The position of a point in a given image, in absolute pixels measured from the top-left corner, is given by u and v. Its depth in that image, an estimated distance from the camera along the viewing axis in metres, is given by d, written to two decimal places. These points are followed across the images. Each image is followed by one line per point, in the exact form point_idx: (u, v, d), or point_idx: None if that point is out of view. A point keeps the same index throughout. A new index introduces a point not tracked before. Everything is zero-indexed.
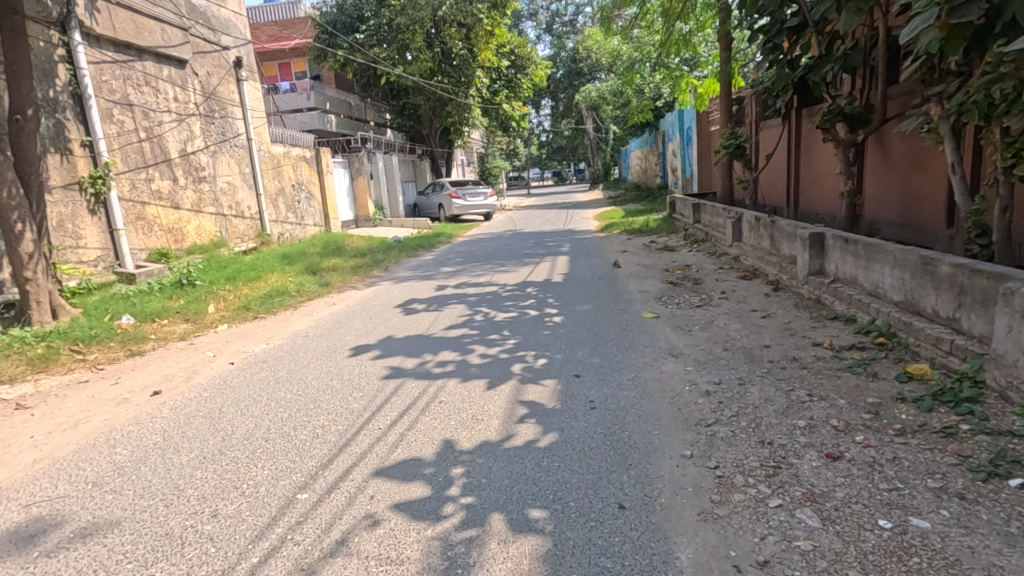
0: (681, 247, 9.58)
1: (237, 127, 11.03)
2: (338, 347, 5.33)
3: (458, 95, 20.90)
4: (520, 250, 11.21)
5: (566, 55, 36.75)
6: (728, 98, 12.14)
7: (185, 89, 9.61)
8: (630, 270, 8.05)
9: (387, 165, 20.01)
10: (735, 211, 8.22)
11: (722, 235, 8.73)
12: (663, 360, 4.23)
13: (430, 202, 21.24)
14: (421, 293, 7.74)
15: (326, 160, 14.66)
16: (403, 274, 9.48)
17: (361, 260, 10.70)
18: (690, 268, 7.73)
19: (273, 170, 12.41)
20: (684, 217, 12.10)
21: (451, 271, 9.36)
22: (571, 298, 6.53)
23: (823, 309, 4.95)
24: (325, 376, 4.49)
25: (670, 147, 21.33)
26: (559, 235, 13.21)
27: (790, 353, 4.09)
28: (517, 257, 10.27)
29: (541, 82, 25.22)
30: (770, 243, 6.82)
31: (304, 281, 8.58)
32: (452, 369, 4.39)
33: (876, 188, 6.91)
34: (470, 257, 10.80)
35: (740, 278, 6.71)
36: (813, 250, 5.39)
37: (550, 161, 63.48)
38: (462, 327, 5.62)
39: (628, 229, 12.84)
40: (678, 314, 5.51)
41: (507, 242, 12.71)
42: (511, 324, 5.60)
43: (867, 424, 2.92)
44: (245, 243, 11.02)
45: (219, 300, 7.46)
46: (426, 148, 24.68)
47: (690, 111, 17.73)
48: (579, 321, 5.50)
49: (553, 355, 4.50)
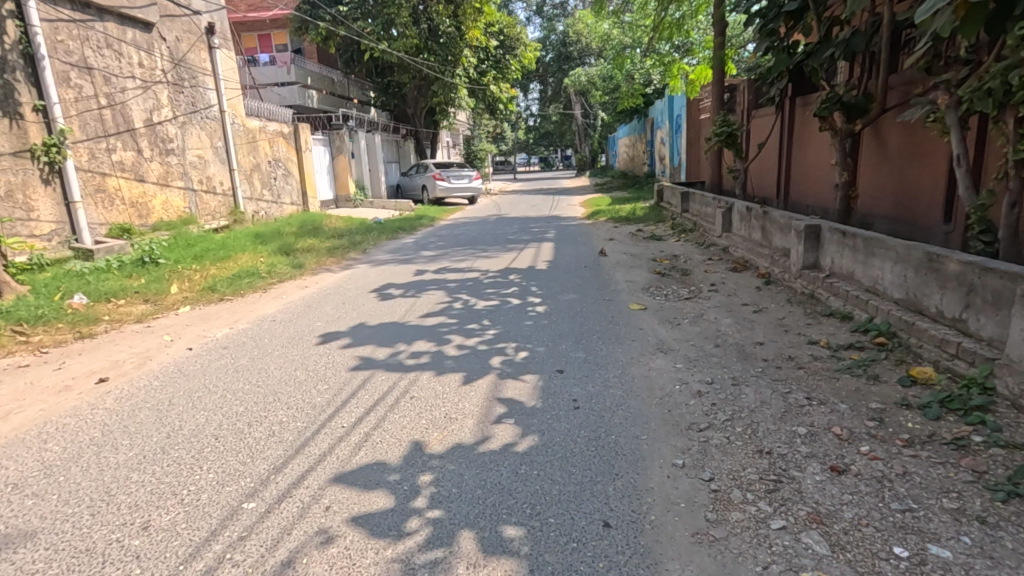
0: (668, 236, 9.36)
1: (209, 98, 10.48)
2: (306, 334, 4.98)
3: (444, 74, 20.35)
4: (504, 235, 10.91)
5: (556, 38, 36.17)
6: (720, 85, 11.86)
7: (152, 55, 9.05)
8: (617, 259, 7.80)
9: (370, 144, 19.47)
10: (725, 201, 7.99)
11: (711, 225, 8.50)
12: (651, 356, 3.98)
13: (413, 183, 20.76)
14: (399, 277, 7.40)
15: (305, 136, 14.13)
16: (381, 257, 9.12)
17: (338, 241, 10.30)
18: (678, 258, 7.49)
19: (248, 145, 11.86)
20: (671, 206, 11.88)
21: (432, 255, 9.02)
22: (555, 287, 6.26)
23: (817, 305, 4.74)
24: (289, 365, 4.17)
25: (658, 135, 21.07)
26: (545, 221, 12.89)
27: (785, 351, 3.86)
28: (501, 243, 9.95)
29: (529, 64, 24.69)
30: (761, 234, 6.60)
31: (276, 261, 8.17)
32: (426, 361, 4.10)
33: (870, 180, 6.71)
34: (452, 241, 10.45)
35: (730, 270, 6.49)
36: (808, 243, 5.17)
37: (537, 147, 62.93)
38: (440, 314, 5.32)
39: (615, 216, 12.57)
40: (667, 306, 5.27)
41: (491, 227, 12.39)
42: (491, 312, 5.31)
43: (873, 433, 2.69)
44: (217, 221, 10.53)
45: (184, 280, 7.05)
46: (411, 128, 24.10)
47: (680, 98, 17.46)
48: (564, 312, 5.23)
49: (534, 348, 4.22)
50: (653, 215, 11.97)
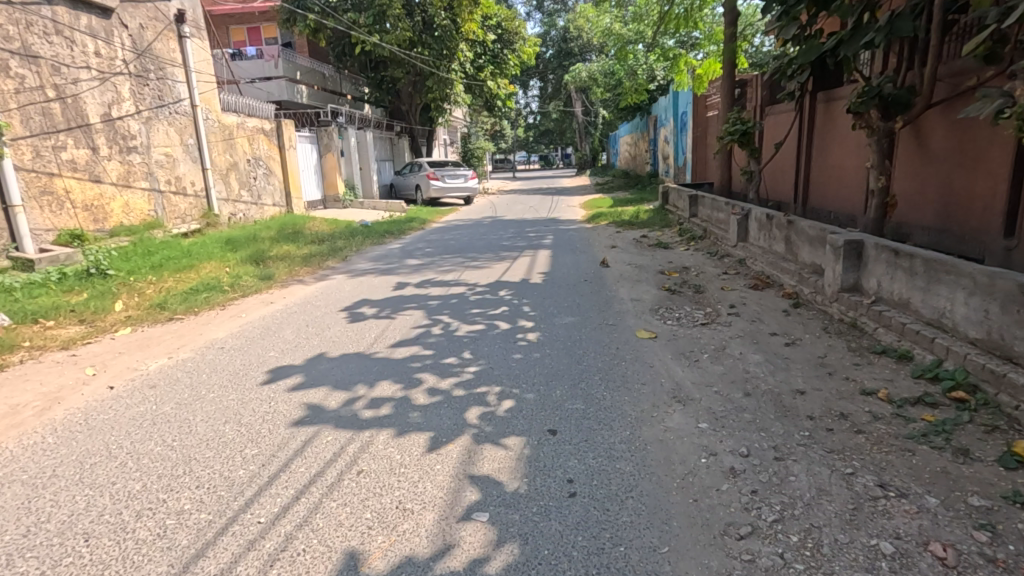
0: (675, 244, 8.58)
1: (179, 91, 9.70)
2: (252, 368, 4.19)
3: (439, 68, 19.63)
4: (497, 241, 10.13)
5: (556, 34, 35.34)
6: (730, 80, 11.03)
7: (112, 44, 8.28)
8: (621, 271, 7.01)
9: (361, 141, 18.68)
10: (741, 206, 7.21)
11: (725, 233, 7.71)
12: (666, 409, 3.21)
13: (407, 182, 19.98)
14: (376, 291, 6.62)
15: (288, 133, 13.33)
16: (362, 266, 8.35)
17: (318, 247, 9.54)
18: (689, 271, 6.70)
19: (224, 143, 11.06)
20: (678, 209, 11.09)
21: (417, 264, 8.22)
22: (551, 306, 5.47)
23: (863, 338, 3.95)
24: (218, 415, 3.38)
25: (661, 133, 20.29)
26: (542, 225, 12.08)
27: (835, 406, 3.08)
28: (493, 250, 9.16)
29: (529, 59, 23.88)
30: (785, 247, 5.82)
31: (243, 272, 7.39)
32: (387, 412, 3.31)
33: (908, 185, 5.92)
34: (441, 247, 9.66)
35: (749, 288, 5.70)
36: (848, 261, 4.39)
37: (537, 145, 62.07)
38: (413, 343, 4.54)
39: (617, 220, 11.76)
40: (681, 335, 4.50)
41: (484, 231, 11.59)
42: (474, 341, 4.53)
43: (987, 555, 1.92)
44: (187, 225, 9.75)
45: (134, 295, 6.27)
46: (405, 125, 23.29)
47: (685, 95, 16.67)
48: (560, 341, 4.45)
49: (522, 395, 3.43)
50: (658, 218, 11.17)
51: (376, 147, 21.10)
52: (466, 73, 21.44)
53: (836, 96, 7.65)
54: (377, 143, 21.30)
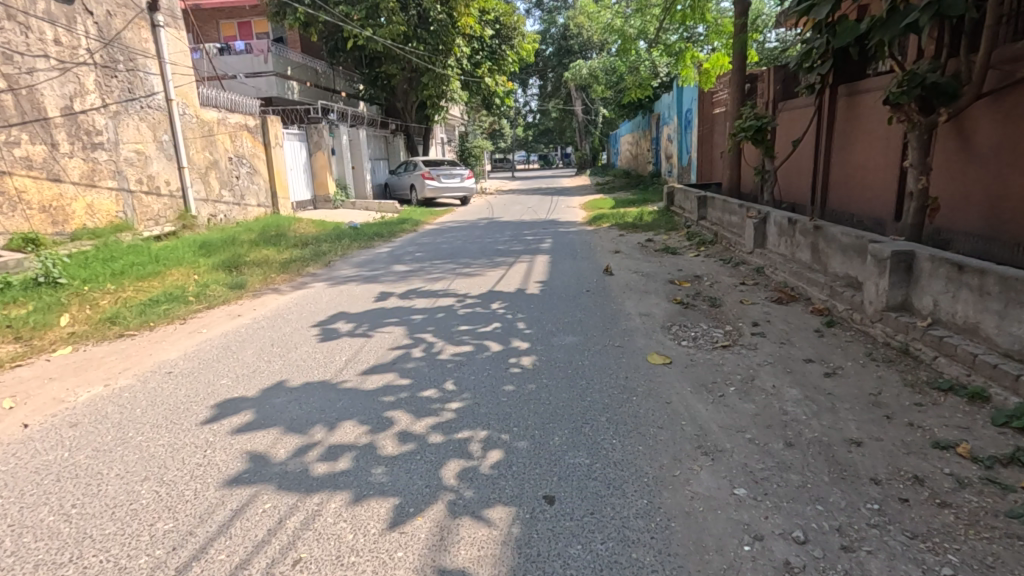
0: (684, 249, 7.96)
1: (151, 84, 9.08)
2: (197, 401, 3.56)
3: (435, 64, 19.10)
4: (492, 245, 9.52)
5: (556, 32, 34.73)
6: (740, 75, 10.43)
7: (73, 31, 7.67)
8: (626, 280, 6.39)
9: (354, 140, 18.06)
10: (757, 210, 6.60)
11: (739, 237, 7.09)
12: (690, 465, 2.58)
13: (401, 182, 19.37)
14: (357, 302, 6.00)
15: (274, 130, 12.71)
16: (345, 273, 7.72)
17: (300, 251, 8.92)
18: (702, 281, 6.07)
19: (203, 139, 10.42)
20: (684, 211, 10.49)
21: (404, 271, 7.60)
22: (550, 322, 4.86)
23: (920, 369, 3.33)
24: (138, 467, 2.75)
25: (664, 131, 19.69)
26: (541, 227, 11.46)
27: (904, 465, 2.46)
28: (487, 255, 8.54)
29: (528, 55, 23.28)
30: (812, 255, 5.21)
31: (214, 279, 6.76)
32: (345, 466, 2.68)
33: (947, 186, 5.29)
34: (432, 252, 9.04)
35: (773, 302, 5.07)
36: (895, 276, 3.77)
37: (536, 144, 61.44)
38: (389, 369, 3.92)
39: (620, 222, 11.15)
40: (700, 361, 3.88)
41: (479, 234, 10.96)
42: (458, 367, 3.92)
43: None
44: (161, 226, 9.13)
45: (86, 307, 5.64)
46: (400, 123, 22.66)
47: (690, 91, 16.07)
48: (558, 367, 3.83)
49: (512, 445, 2.81)
50: (663, 221, 10.56)
51: (370, 145, 20.48)
52: (462, 69, 20.81)
53: (860, 89, 7.04)
54: (371, 141, 20.66)
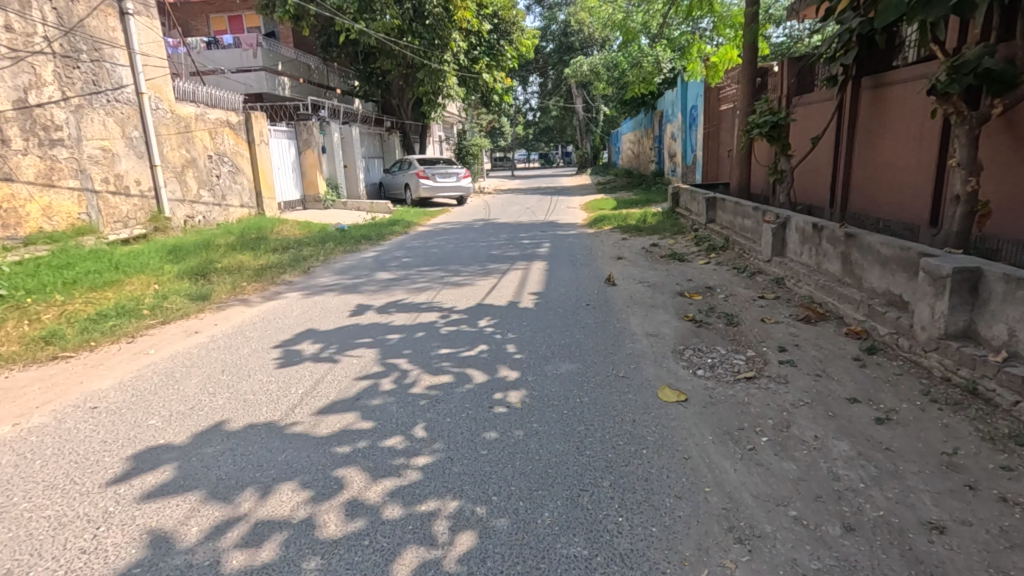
0: (692, 256, 7.33)
1: (120, 77, 8.47)
2: (112, 449, 2.95)
3: (430, 59, 18.50)
4: (485, 249, 8.91)
5: (557, 28, 34.06)
6: (751, 69, 9.78)
7: (27, 17, 7.06)
8: (630, 291, 5.77)
9: (347, 137, 17.45)
10: (775, 213, 5.97)
11: (755, 243, 6.45)
12: (719, 561, 1.97)
13: (396, 181, 18.77)
14: (330, 316, 5.39)
15: (258, 127, 12.10)
16: (323, 281, 7.11)
17: (278, 256, 8.30)
18: (715, 294, 5.43)
19: (179, 136, 9.79)
20: (691, 213, 9.86)
21: (387, 279, 6.99)
22: (544, 344, 4.24)
23: (997, 418, 2.69)
24: (3, 555, 2.13)
25: (668, 129, 19.06)
26: (539, 230, 10.84)
27: (1008, 568, 1.83)
28: (479, 260, 7.92)
29: (527, 51, 22.67)
30: (842, 267, 4.58)
31: (176, 289, 6.13)
32: (269, 556, 2.06)
33: (998, 189, 4.64)
34: (420, 257, 8.44)
35: (799, 321, 4.44)
36: (956, 298, 3.13)
37: (537, 143, 60.80)
38: (350, 406, 3.30)
39: (623, 224, 10.52)
40: (720, 398, 3.25)
41: (472, 237, 10.34)
42: (433, 404, 3.30)
43: None
44: (130, 229, 8.51)
45: (24, 322, 5.02)
46: (396, 120, 22.03)
47: (695, 87, 15.44)
48: (552, 405, 3.21)
49: (488, 526, 2.19)
50: (669, 223, 9.94)
51: (364, 143, 19.86)
52: (460, 65, 20.16)
53: (888, 80, 6.39)
54: (365, 139, 20.04)
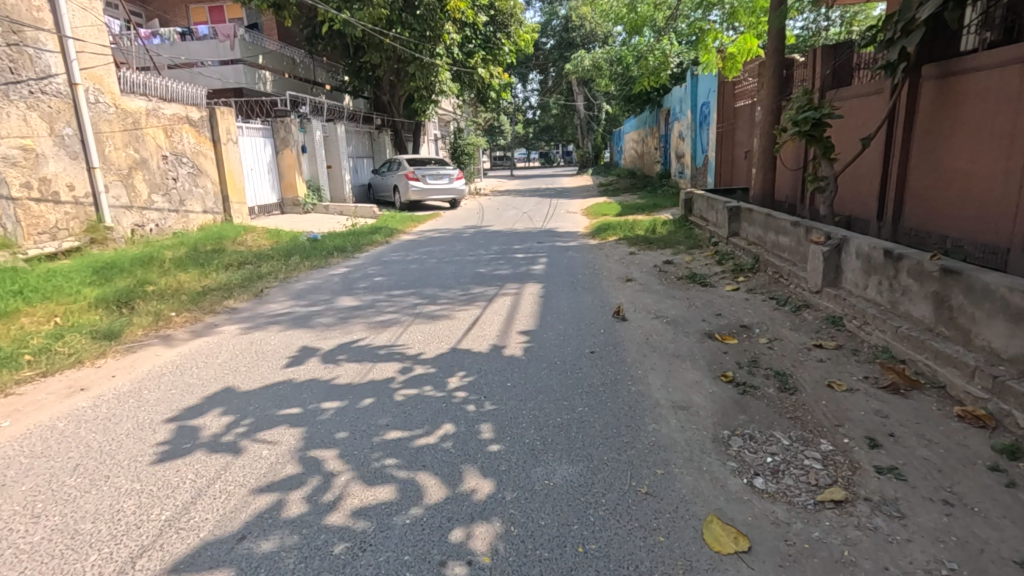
0: (716, 278, 6.14)
1: (47, 64, 7.32)
2: None
3: (422, 51, 17.37)
4: (472, 265, 7.72)
5: (558, 24, 32.89)
6: (778, 61, 8.62)
7: None
8: (645, 332, 4.58)
9: (331, 135, 16.29)
10: (827, 233, 4.81)
11: (798, 268, 5.27)
12: None
13: (385, 182, 17.61)
14: (263, 364, 4.22)
15: (225, 124, 10.94)
16: (273, 309, 5.93)
17: (228, 274, 7.13)
18: (756, 340, 4.24)
19: (127, 133, 8.61)
20: (707, 224, 8.69)
21: (349, 306, 5.82)
22: (532, 425, 3.06)
23: None
24: None
25: (675, 128, 17.90)
26: (534, 241, 9.67)
27: None
28: (462, 281, 6.75)
29: (525, 45, 21.53)
30: (935, 312, 3.41)
31: (81, 323, 4.96)
32: None
33: None
34: (395, 275, 7.27)
35: (882, 389, 3.25)
36: None
37: (539, 142, 59.58)
38: (225, 557, 2.12)
39: (629, 235, 9.35)
40: (805, 549, 2.07)
41: (460, 249, 9.14)
42: (354, 555, 2.11)
43: None
44: (59, 242, 7.35)
45: None
46: (387, 118, 20.86)
47: (706, 83, 14.27)
48: (539, 565, 2.02)
49: None
50: (682, 235, 8.76)
51: (351, 142, 18.68)
52: (454, 59, 18.99)
53: (958, 68, 5.22)
54: (353, 138, 18.91)
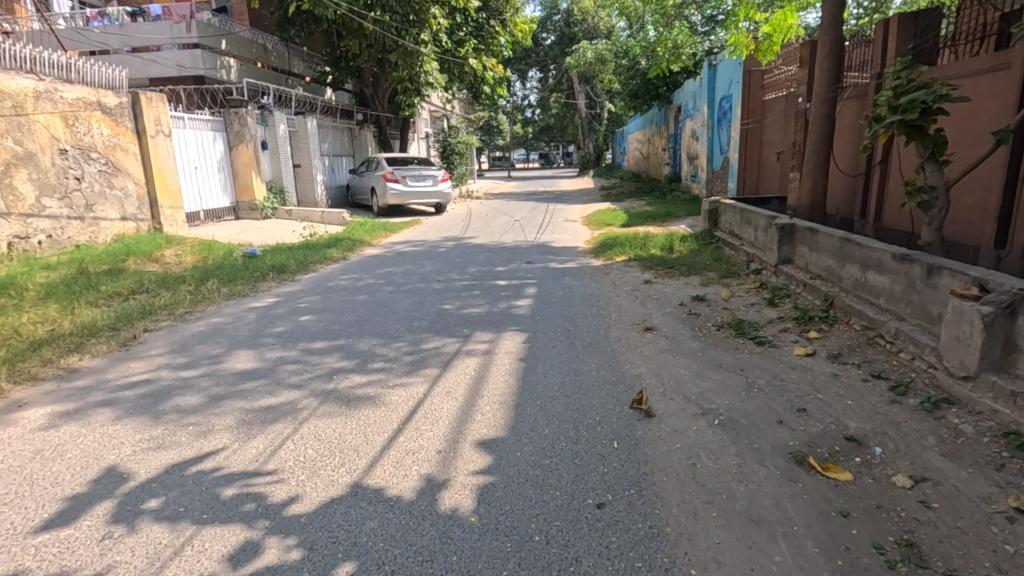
0: (776, 331, 4.30)
1: None
2: None
3: (405, 37, 15.71)
4: (436, 297, 5.86)
5: (559, 18, 31.21)
6: (836, 36, 6.73)
7: None
8: (689, 451, 2.72)
9: (299, 130, 14.47)
10: (983, 281, 2.97)
11: (918, 330, 3.43)
12: None
13: (363, 183, 15.78)
14: (6, 519, 2.34)
15: (153, 115, 9.10)
16: (130, 372, 4.07)
17: (102, 310, 5.28)
18: (892, 481, 2.40)
19: (6, 120, 6.83)
20: (742, 243, 6.89)
21: (239, 371, 3.97)
22: None
23: None
24: None
25: (687, 125, 16.08)
26: (522, 259, 7.84)
27: None
28: (415, 324, 4.90)
29: (521, 35, 19.80)
30: None
31: None
32: None
33: None
34: (331, 312, 5.42)
35: None
36: None
37: (538, 143, 57.74)
38: None
39: (641, 255, 7.51)
40: None
41: (429, 270, 7.28)
42: None
43: None
44: None
45: None
46: (370, 113, 19.05)
47: (725, 74, 12.46)
48: None
49: None
50: (709, 257, 6.92)
51: (327, 138, 16.85)
52: (440, 46, 17.20)
53: None
54: (330, 134, 17.10)
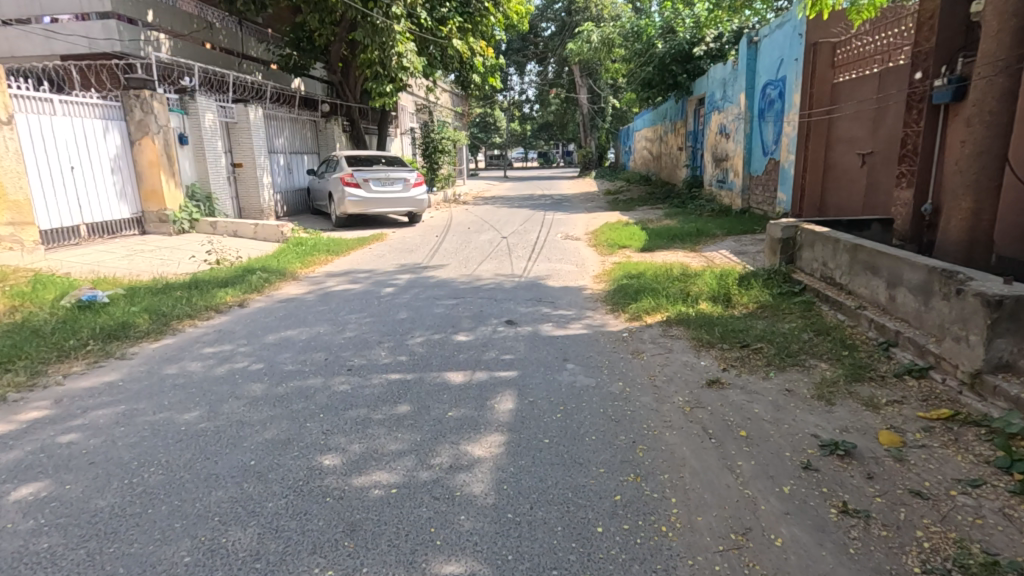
0: None
1: None
2: None
3: (373, 11, 13.13)
4: (323, 420, 3.12)
5: (559, 6, 28.59)
6: None
7: None
8: None
9: (238, 122, 11.72)
10: None
11: None
12: None
13: (321, 186, 13.04)
14: None
15: None
16: None
17: None
18: None
19: None
20: (862, 305, 4.16)
21: None
22: None
23: None
24: None
25: (712, 118, 13.34)
26: (502, 314, 5.08)
27: None
28: (230, 539, 2.14)
29: (516, 13, 17.11)
30: None
31: None
32: None
33: None
34: (91, 475, 2.63)
35: None
36: None
37: (537, 141, 54.93)
38: None
39: (684, 315, 4.74)
40: None
41: (348, 339, 4.50)
42: None
43: None
44: None
45: None
46: (339, 103, 16.32)
47: (770, 51, 9.75)
48: None
49: None
50: (804, 329, 4.18)
51: (282, 132, 14.11)
52: (418, 23, 14.49)
53: None
54: (287, 127, 14.37)
